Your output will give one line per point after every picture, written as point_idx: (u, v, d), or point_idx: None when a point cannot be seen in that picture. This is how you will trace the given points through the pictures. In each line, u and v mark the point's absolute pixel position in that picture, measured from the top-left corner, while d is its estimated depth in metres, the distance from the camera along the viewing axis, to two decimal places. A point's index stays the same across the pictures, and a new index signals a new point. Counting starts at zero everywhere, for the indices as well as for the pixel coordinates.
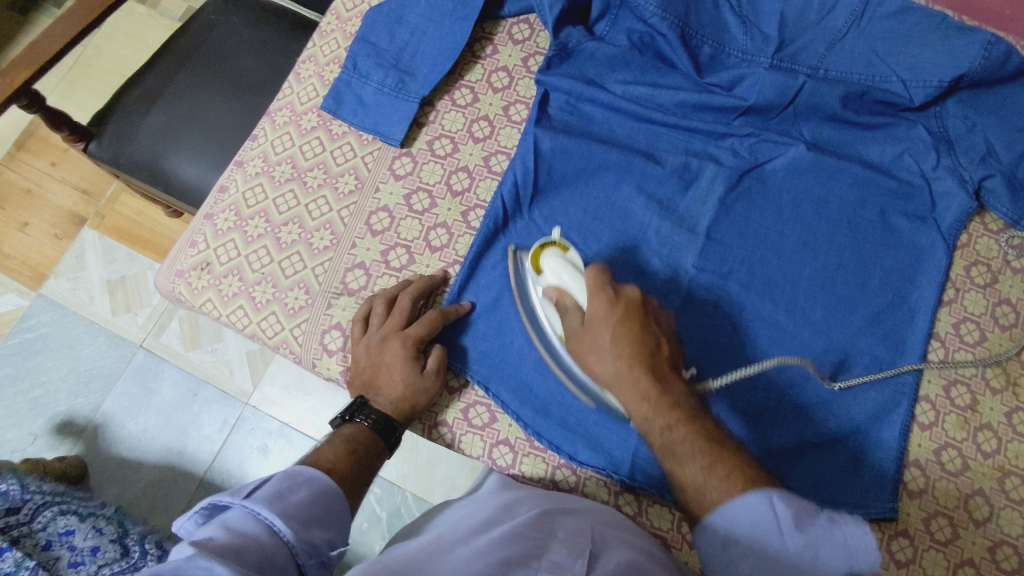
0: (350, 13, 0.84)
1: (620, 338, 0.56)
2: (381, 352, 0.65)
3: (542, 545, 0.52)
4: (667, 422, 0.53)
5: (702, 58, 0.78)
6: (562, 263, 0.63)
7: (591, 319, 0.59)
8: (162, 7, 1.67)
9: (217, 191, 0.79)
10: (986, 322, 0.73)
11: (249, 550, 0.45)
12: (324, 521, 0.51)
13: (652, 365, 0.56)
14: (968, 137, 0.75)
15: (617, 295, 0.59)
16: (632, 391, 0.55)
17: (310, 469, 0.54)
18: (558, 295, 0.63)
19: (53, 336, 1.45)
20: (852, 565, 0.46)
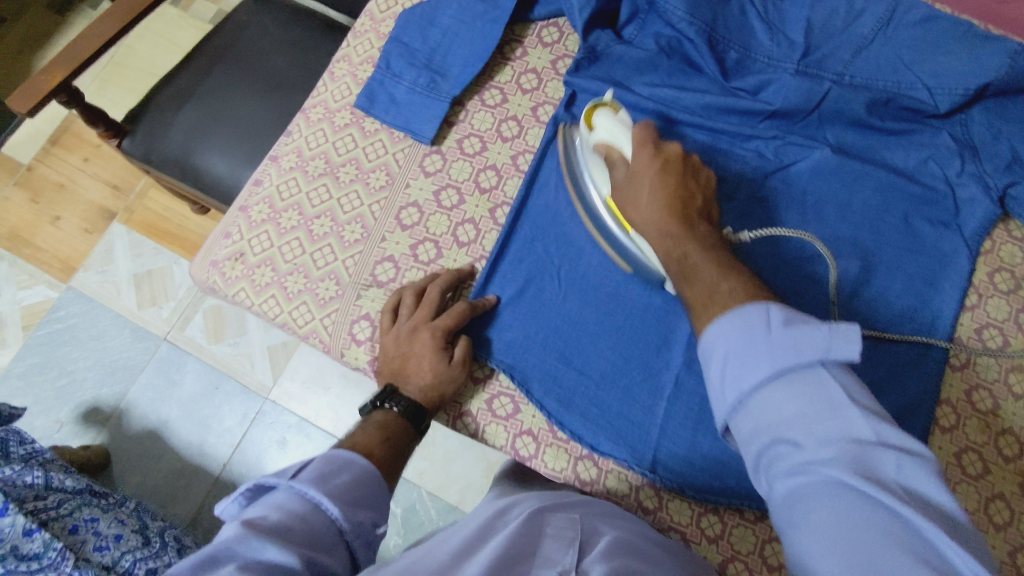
0: (384, 15, 0.86)
1: (656, 183, 0.62)
2: (410, 341, 0.67)
3: (537, 539, 0.53)
4: (686, 250, 0.58)
5: (728, 63, 0.80)
6: (612, 120, 0.68)
7: (635, 169, 0.64)
8: (194, 9, 1.72)
9: (251, 184, 0.81)
10: (1009, 328, 0.73)
11: (299, 531, 0.47)
12: (366, 503, 0.53)
13: (679, 207, 0.61)
14: (992, 145, 0.75)
15: (660, 149, 0.64)
16: (657, 226, 0.61)
17: (347, 453, 0.55)
18: (606, 150, 0.67)
19: (81, 327, 1.48)
20: (827, 356, 0.45)
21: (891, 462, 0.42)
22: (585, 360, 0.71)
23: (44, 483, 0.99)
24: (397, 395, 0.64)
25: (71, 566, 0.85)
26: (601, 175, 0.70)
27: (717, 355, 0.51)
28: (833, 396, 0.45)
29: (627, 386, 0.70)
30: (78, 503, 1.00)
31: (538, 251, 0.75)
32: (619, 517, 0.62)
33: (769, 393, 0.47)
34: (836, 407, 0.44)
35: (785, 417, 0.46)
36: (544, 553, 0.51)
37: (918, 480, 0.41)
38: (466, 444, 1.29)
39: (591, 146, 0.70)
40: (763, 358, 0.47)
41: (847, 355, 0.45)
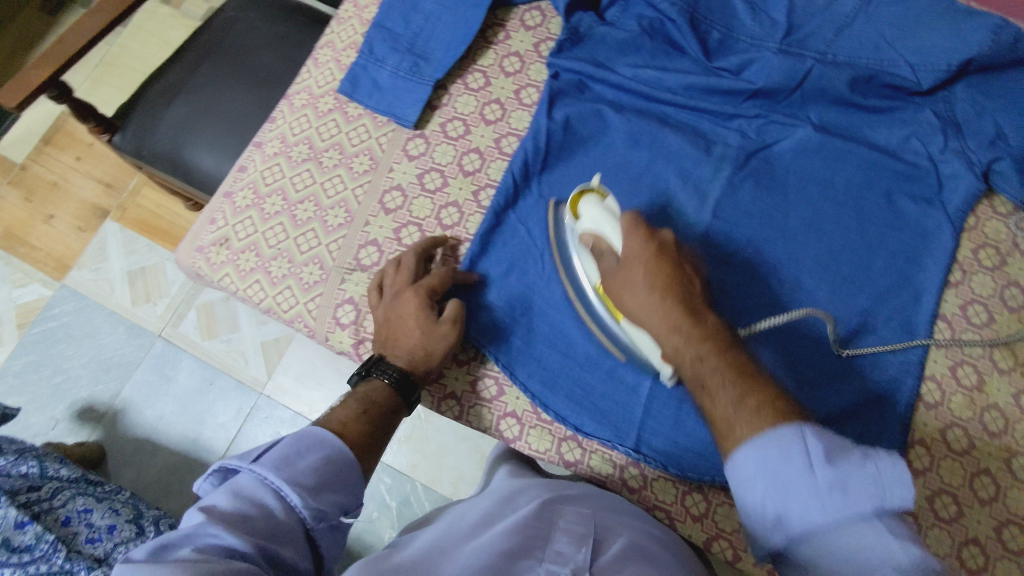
0: (367, 1, 0.86)
1: (653, 275, 0.60)
2: (395, 310, 0.67)
3: (539, 540, 0.52)
4: (697, 353, 0.55)
5: (710, 43, 0.80)
6: (599, 207, 0.67)
7: (627, 258, 0.62)
8: (185, 8, 1.71)
9: (236, 171, 0.81)
10: (994, 304, 0.73)
11: (257, 519, 0.47)
12: (334, 486, 0.52)
13: (684, 299, 0.59)
14: (976, 122, 0.75)
15: (653, 235, 0.63)
16: (663, 322, 0.58)
17: (323, 431, 0.55)
18: (593, 239, 0.67)
19: (75, 325, 1.48)
20: (880, 504, 0.44)
21: None
22: (568, 341, 0.72)
23: (38, 473, 0.99)
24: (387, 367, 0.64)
25: (62, 557, 0.85)
26: (590, 262, 0.68)
27: (755, 489, 0.49)
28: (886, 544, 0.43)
29: (610, 367, 0.70)
30: (74, 493, 1.00)
31: (522, 233, 0.75)
32: (625, 510, 0.62)
33: (820, 534, 0.46)
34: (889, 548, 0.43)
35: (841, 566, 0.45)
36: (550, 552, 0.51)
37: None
38: (459, 437, 1.29)
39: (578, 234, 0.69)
40: (807, 497, 0.46)
41: (900, 500, 0.44)
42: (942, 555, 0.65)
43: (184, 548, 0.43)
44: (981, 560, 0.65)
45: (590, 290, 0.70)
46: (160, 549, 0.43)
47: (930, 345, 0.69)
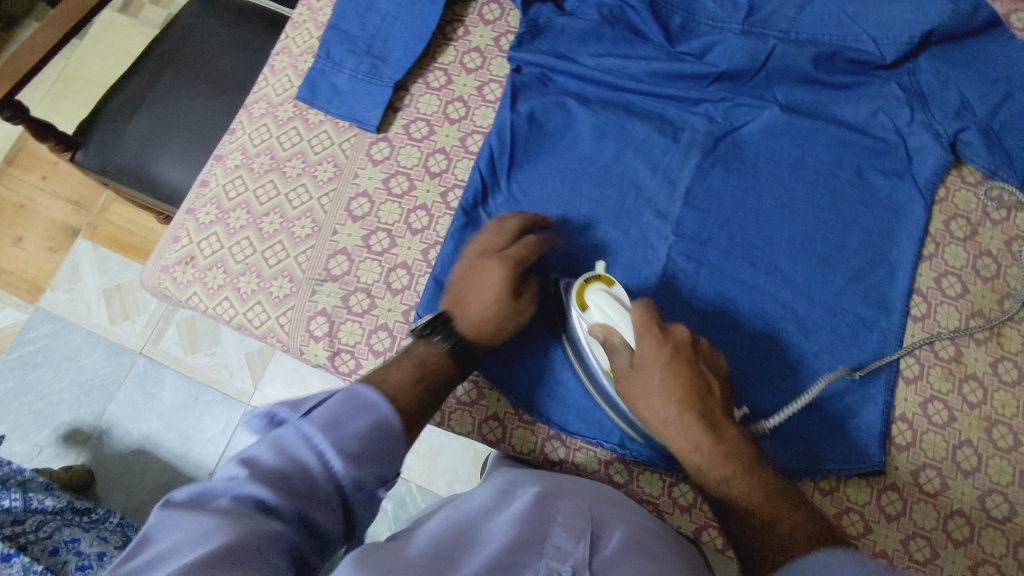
0: (322, 4, 0.84)
1: (670, 384, 0.58)
2: (479, 270, 0.66)
3: (539, 547, 0.50)
4: (724, 475, 0.55)
5: (672, 28, 0.79)
6: (609, 299, 0.63)
7: (641, 361, 0.60)
8: (143, 16, 1.67)
9: (198, 186, 0.79)
10: (968, 274, 0.73)
11: (296, 478, 0.46)
12: (377, 457, 0.49)
13: (703, 408, 0.58)
14: (941, 92, 0.75)
15: (666, 334, 0.60)
16: (684, 436, 0.57)
17: (375, 394, 0.52)
18: (605, 332, 0.62)
19: (54, 348, 1.45)
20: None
21: None
22: (546, 342, 0.71)
23: (23, 506, 0.95)
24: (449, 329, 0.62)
25: None
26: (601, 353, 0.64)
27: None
28: None
29: None
30: (59, 525, 0.97)
31: None
32: (624, 506, 0.60)
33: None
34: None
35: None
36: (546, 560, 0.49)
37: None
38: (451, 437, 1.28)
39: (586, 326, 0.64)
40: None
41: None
42: (928, 529, 0.65)
43: (223, 497, 0.43)
44: (967, 531, 0.65)
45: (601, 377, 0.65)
46: (201, 494, 0.43)
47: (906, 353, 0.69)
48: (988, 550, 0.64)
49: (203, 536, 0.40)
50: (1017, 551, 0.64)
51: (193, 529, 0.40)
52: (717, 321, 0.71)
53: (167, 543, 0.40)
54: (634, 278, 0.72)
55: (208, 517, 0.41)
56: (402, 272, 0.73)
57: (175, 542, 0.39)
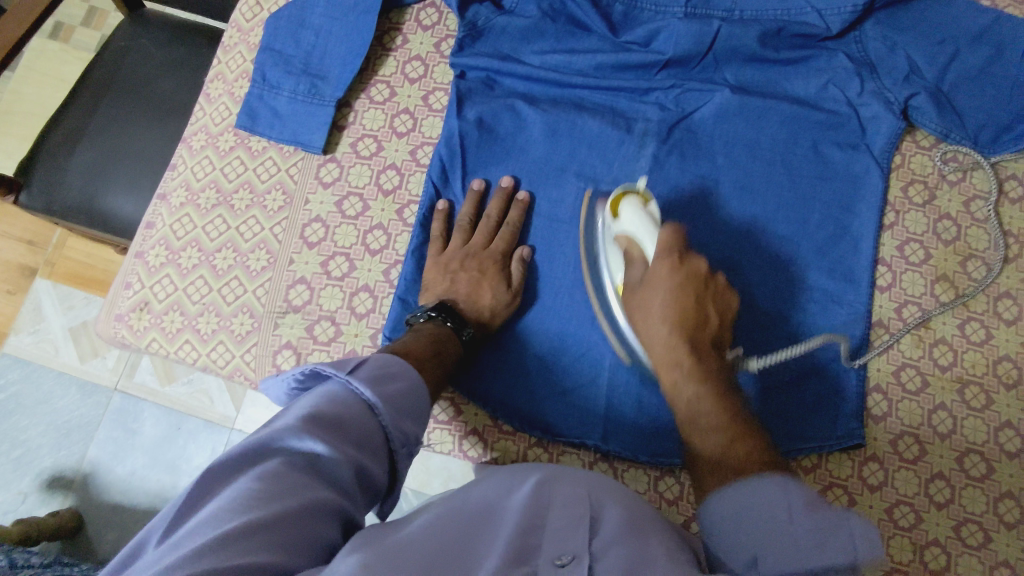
0: (252, 24, 0.81)
1: (673, 303, 0.58)
2: (472, 256, 0.69)
3: (538, 535, 0.45)
4: (696, 392, 0.55)
5: (615, 17, 0.77)
6: (642, 217, 0.63)
7: (652, 278, 0.60)
8: (75, 39, 1.55)
9: (144, 228, 0.77)
10: (929, 239, 0.73)
11: (352, 428, 0.46)
12: (413, 414, 0.51)
13: (695, 334, 0.57)
14: (889, 59, 0.75)
15: (683, 261, 0.59)
16: (668, 354, 0.57)
17: (403, 362, 0.54)
18: (627, 243, 0.63)
19: (25, 393, 1.37)
20: (853, 559, 0.42)
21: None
22: (518, 347, 0.70)
23: (8, 564, 0.94)
24: (455, 312, 0.65)
25: None
26: (617, 262, 0.65)
27: (733, 520, 0.47)
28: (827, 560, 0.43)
29: (566, 362, 0.69)
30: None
31: None
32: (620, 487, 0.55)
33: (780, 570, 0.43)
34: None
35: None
36: (545, 550, 0.44)
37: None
38: None
39: (613, 233, 0.66)
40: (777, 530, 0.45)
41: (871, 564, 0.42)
42: (910, 495, 0.66)
43: (275, 457, 0.42)
44: (948, 493, 0.66)
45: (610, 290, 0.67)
46: (252, 454, 0.42)
47: (879, 353, 0.70)
48: (970, 509, 0.66)
49: (243, 504, 0.39)
50: (998, 507, 0.66)
51: (234, 499, 0.39)
52: None
53: (206, 515, 0.39)
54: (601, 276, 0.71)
55: (251, 483, 0.40)
56: (365, 295, 0.72)
57: (214, 512, 0.39)
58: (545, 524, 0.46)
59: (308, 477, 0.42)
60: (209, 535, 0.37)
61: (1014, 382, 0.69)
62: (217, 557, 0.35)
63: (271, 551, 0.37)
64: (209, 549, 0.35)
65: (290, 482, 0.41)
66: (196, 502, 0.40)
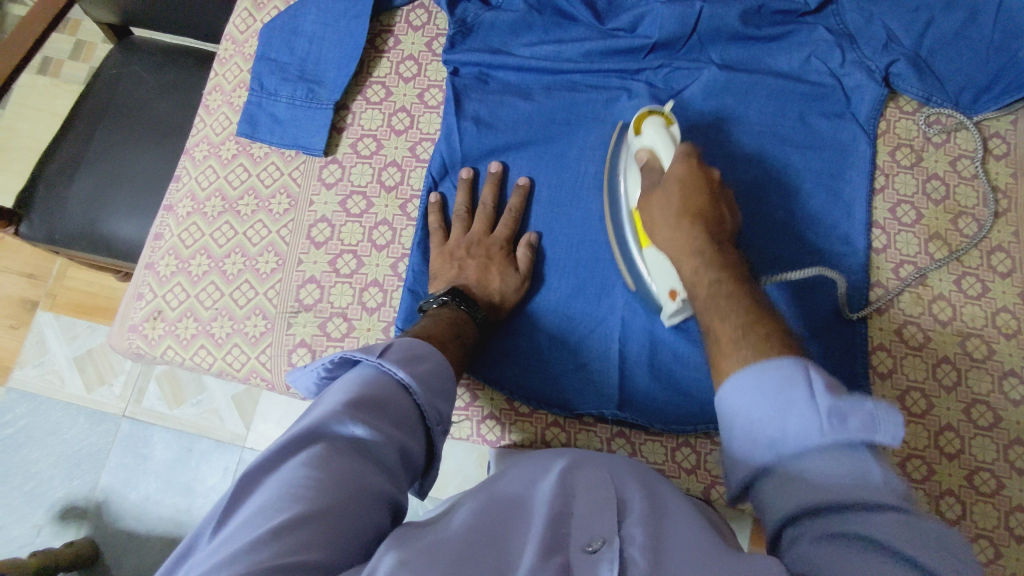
0: (246, 35, 0.83)
1: (691, 198, 0.59)
2: (478, 244, 0.71)
3: (568, 523, 0.45)
4: (717, 276, 0.54)
5: (600, 6, 0.80)
6: (663, 132, 0.66)
7: (671, 177, 0.62)
8: (65, 72, 1.57)
9: (153, 240, 0.78)
10: (920, 200, 0.75)
11: (390, 408, 0.46)
12: (443, 394, 0.52)
13: (713, 228, 0.58)
14: (868, 29, 0.77)
15: (702, 165, 0.61)
16: (687, 243, 0.58)
17: (426, 345, 0.55)
18: (648, 155, 0.66)
19: (34, 425, 1.36)
20: (872, 438, 0.39)
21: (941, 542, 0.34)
22: (529, 330, 0.72)
23: None
24: (468, 297, 0.66)
25: None
26: (634, 180, 0.68)
27: (739, 416, 0.45)
28: (869, 477, 0.38)
29: (577, 341, 0.71)
30: None
31: None
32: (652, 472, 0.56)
33: (801, 459, 0.41)
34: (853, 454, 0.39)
35: (815, 489, 0.39)
36: (577, 537, 0.43)
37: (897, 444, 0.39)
38: None
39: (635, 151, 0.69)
40: (798, 414, 0.41)
41: (893, 439, 0.39)
42: (921, 448, 0.68)
43: (318, 443, 0.42)
44: (958, 444, 0.68)
45: (624, 213, 0.70)
46: (296, 441, 0.42)
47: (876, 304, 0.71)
48: (981, 457, 0.67)
49: (294, 492, 0.39)
50: (1008, 453, 0.67)
51: (284, 487, 0.39)
52: None
53: (259, 506, 0.39)
54: (607, 256, 0.73)
55: (299, 471, 0.40)
56: (374, 290, 0.73)
57: (265, 503, 0.39)
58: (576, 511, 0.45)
59: (357, 459, 0.43)
60: (261, 528, 0.37)
61: (1013, 332, 0.70)
62: (273, 549, 0.35)
63: (327, 541, 0.38)
64: (266, 542, 0.36)
65: (338, 465, 0.41)
66: (240, 495, 0.40)
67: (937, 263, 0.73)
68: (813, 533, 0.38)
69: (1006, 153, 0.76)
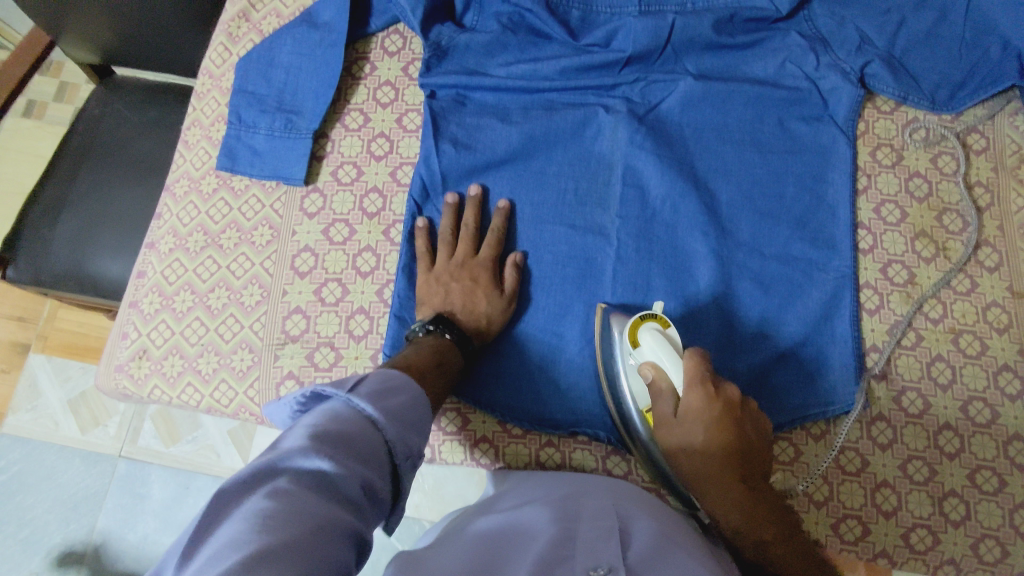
0: (222, 69, 0.83)
1: (716, 444, 0.57)
2: (462, 266, 0.70)
3: (570, 547, 0.44)
4: (761, 538, 0.57)
5: (573, 23, 0.80)
6: (662, 341, 0.60)
7: (687, 412, 0.58)
8: (49, 114, 1.57)
9: (136, 278, 0.77)
10: (903, 199, 0.75)
11: (360, 446, 0.45)
12: (417, 428, 0.50)
13: (742, 467, 0.58)
14: (840, 31, 0.77)
15: (717, 390, 0.58)
16: (723, 495, 0.58)
17: (401, 374, 0.53)
18: (655, 373, 0.60)
19: (28, 470, 1.34)
20: None
21: None
22: (517, 350, 0.71)
23: None
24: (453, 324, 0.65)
25: None
26: (638, 387, 0.63)
27: None
28: None
29: (566, 359, 0.70)
30: None
31: None
32: (638, 497, 0.54)
33: None
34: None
35: None
36: (580, 559, 0.43)
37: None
38: None
39: (633, 364, 0.63)
40: None
41: None
42: (921, 449, 0.67)
43: (282, 479, 0.41)
44: (958, 443, 0.67)
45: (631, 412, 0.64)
46: (260, 475, 0.40)
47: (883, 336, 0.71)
48: (981, 455, 0.66)
49: (260, 527, 0.37)
50: (1008, 450, 0.66)
51: (250, 522, 0.37)
52: (678, 295, 0.71)
53: (223, 540, 0.36)
54: (593, 272, 0.72)
55: (266, 504, 0.38)
56: (360, 317, 0.72)
57: (231, 536, 0.37)
58: (576, 535, 0.45)
59: (322, 496, 0.41)
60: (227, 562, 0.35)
61: (1005, 327, 0.70)
62: None
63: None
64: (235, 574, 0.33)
65: (304, 502, 0.39)
66: (200, 532, 0.38)
67: (937, 284, 0.72)
68: None
69: (985, 148, 0.76)
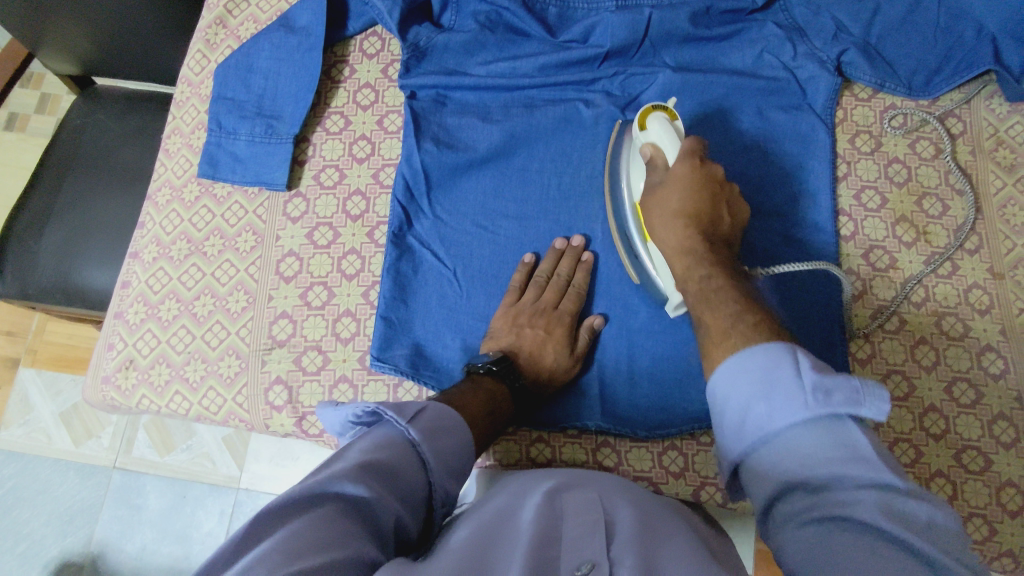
0: (201, 76, 0.83)
1: (690, 199, 0.60)
2: (542, 314, 0.69)
3: (556, 546, 0.44)
4: (707, 273, 0.57)
5: (551, 20, 0.80)
6: (668, 128, 0.64)
7: (673, 177, 0.61)
8: (31, 126, 1.55)
9: (120, 288, 0.77)
10: (883, 184, 0.76)
11: (402, 480, 0.47)
12: (457, 472, 0.53)
13: (707, 231, 0.60)
14: (816, 20, 0.77)
15: (705, 166, 0.61)
16: (683, 244, 0.59)
17: (459, 420, 0.56)
18: (652, 152, 0.65)
19: (22, 485, 1.33)
20: (858, 411, 0.41)
21: (866, 408, 0.41)
22: None
23: None
24: (514, 372, 0.66)
25: None
26: (637, 174, 0.67)
27: (739, 391, 0.47)
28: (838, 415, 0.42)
29: None
30: None
31: (428, 257, 0.74)
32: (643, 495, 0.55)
33: (789, 434, 0.43)
34: (861, 455, 0.40)
35: (801, 461, 0.42)
36: (566, 557, 0.43)
37: (951, 536, 0.37)
38: None
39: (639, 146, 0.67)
40: (784, 407, 0.43)
41: (877, 415, 0.41)
42: (907, 431, 0.68)
43: (324, 503, 0.43)
44: (944, 424, 0.67)
45: (627, 207, 0.69)
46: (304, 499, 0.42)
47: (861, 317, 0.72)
48: (966, 435, 0.67)
49: (293, 546, 0.38)
50: (993, 429, 0.67)
51: (285, 540, 0.39)
52: None
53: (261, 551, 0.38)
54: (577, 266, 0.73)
55: (302, 525, 0.40)
56: (347, 319, 0.73)
57: (265, 551, 0.38)
58: (562, 533, 0.45)
59: (356, 521, 0.43)
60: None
61: (986, 307, 0.70)
62: None
63: None
64: None
65: (340, 525, 0.41)
66: (246, 541, 0.40)
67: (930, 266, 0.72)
68: (797, 500, 0.41)
69: (963, 132, 0.77)
